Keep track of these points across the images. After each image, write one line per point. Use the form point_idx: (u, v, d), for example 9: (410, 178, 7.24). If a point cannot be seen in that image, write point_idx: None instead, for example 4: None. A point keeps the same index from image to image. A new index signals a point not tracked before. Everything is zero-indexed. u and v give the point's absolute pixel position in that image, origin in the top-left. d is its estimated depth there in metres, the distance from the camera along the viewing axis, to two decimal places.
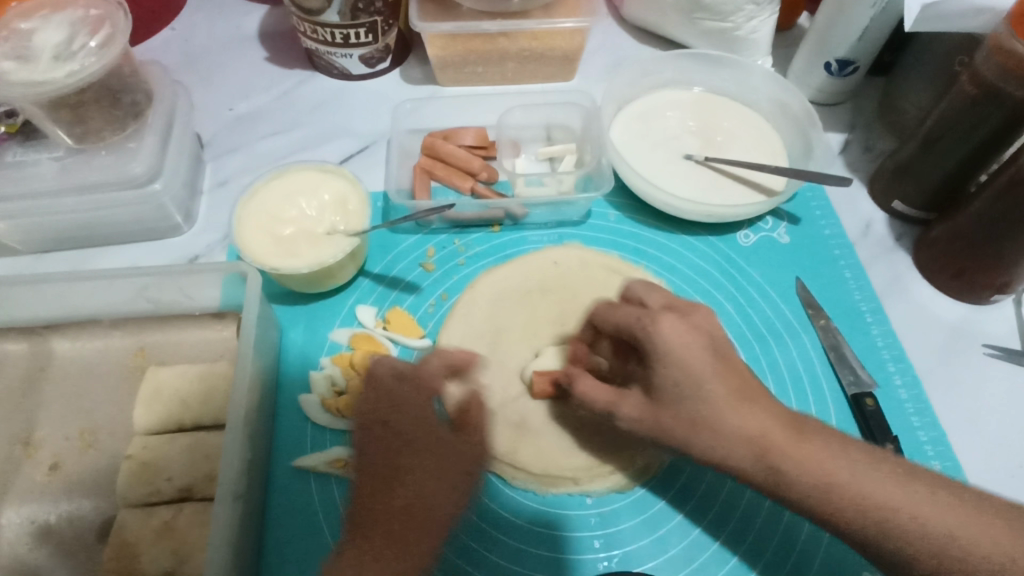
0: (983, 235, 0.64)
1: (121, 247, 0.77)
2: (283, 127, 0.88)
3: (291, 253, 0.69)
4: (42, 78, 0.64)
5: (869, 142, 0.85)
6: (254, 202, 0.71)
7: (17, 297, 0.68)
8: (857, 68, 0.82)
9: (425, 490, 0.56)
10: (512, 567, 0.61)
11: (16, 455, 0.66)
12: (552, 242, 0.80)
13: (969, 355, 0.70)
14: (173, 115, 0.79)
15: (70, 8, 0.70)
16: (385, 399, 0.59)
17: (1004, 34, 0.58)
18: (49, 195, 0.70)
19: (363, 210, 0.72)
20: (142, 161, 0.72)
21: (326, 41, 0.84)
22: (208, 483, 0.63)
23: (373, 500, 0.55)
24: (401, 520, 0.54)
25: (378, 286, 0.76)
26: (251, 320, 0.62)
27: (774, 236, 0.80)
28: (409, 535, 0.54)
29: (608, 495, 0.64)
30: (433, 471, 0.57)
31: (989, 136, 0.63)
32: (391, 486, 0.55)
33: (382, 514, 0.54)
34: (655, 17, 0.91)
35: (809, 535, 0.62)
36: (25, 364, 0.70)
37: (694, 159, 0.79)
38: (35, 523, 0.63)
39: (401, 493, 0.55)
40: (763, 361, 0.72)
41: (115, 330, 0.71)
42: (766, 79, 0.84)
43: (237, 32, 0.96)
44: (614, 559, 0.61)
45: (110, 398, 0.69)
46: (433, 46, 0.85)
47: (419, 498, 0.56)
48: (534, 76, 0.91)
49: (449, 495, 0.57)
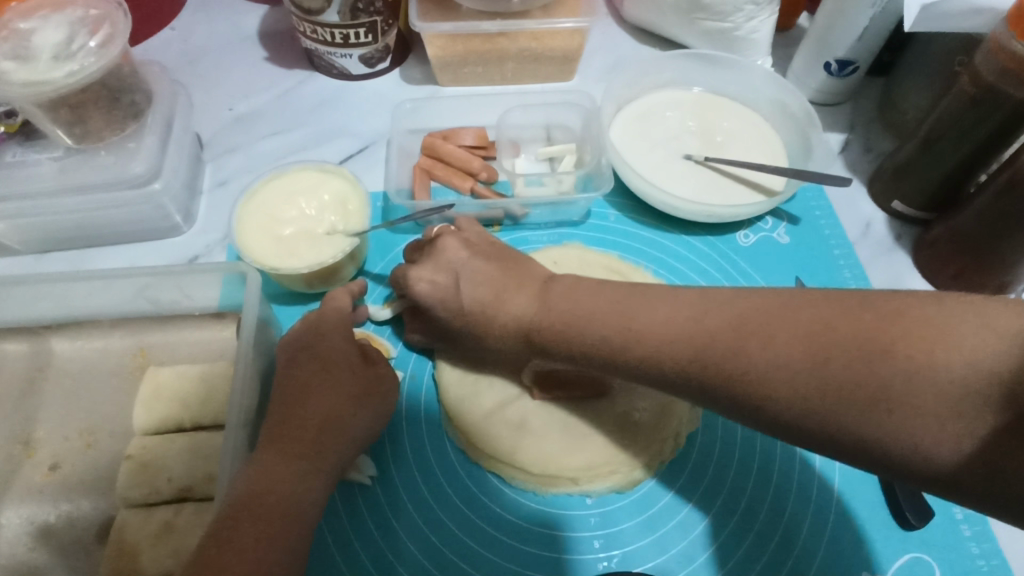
0: (982, 235, 0.65)
1: (121, 246, 0.77)
2: (283, 127, 0.88)
3: (291, 253, 0.69)
4: (41, 78, 0.64)
5: (868, 142, 0.85)
6: (253, 202, 0.71)
7: (16, 297, 0.68)
8: (857, 68, 0.82)
9: (335, 404, 0.57)
10: (512, 567, 0.61)
11: (16, 455, 0.66)
12: (552, 242, 0.80)
13: None
14: (173, 115, 0.79)
15: (70, 8, 0.69)
16: (308, 331, 0.61)
17: (1005, 34, 0.58)
18: (49, 194, 0.70)
19: (363, 210, 0.72)
20: (142, 161, 0.72)
21: (326, 41, 0.84)
22: (207, 483, 0.63)
23: (279, 414, 0.56)
24: (309, 430, 0.54)
25: (378, 286, 0.76)
26: (251, 319, 0.62)
27: (774, 236, 0.80)
28: (314, 442, 0.54)
29: (608, 495, 0.64)
30: (342, 390, 0.58)
31: (989, 136, 0.63)
32: (301, 400, 0.56)
33: (288, 423, 0.55)
34: (655, 18, 0.91)
35: (809, 534, 0.62)
36: (25, 364, 0.70)
37: (694, 159, 0.79)
38: (35, 523, 0.63)
39: (311, 407, 0.56)
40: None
41: (115, 331, 0.71)
42: (766, 80, 0.84)
43: (237, 33, 0.96)
44: (614, 559, 0.61)
45: (110, 398, 0.69)
46: (433, 46, 0.85)
47: (335, 410, 0.57)
48: (534, 76, 0.91)
49: (358, 416, 0.58)
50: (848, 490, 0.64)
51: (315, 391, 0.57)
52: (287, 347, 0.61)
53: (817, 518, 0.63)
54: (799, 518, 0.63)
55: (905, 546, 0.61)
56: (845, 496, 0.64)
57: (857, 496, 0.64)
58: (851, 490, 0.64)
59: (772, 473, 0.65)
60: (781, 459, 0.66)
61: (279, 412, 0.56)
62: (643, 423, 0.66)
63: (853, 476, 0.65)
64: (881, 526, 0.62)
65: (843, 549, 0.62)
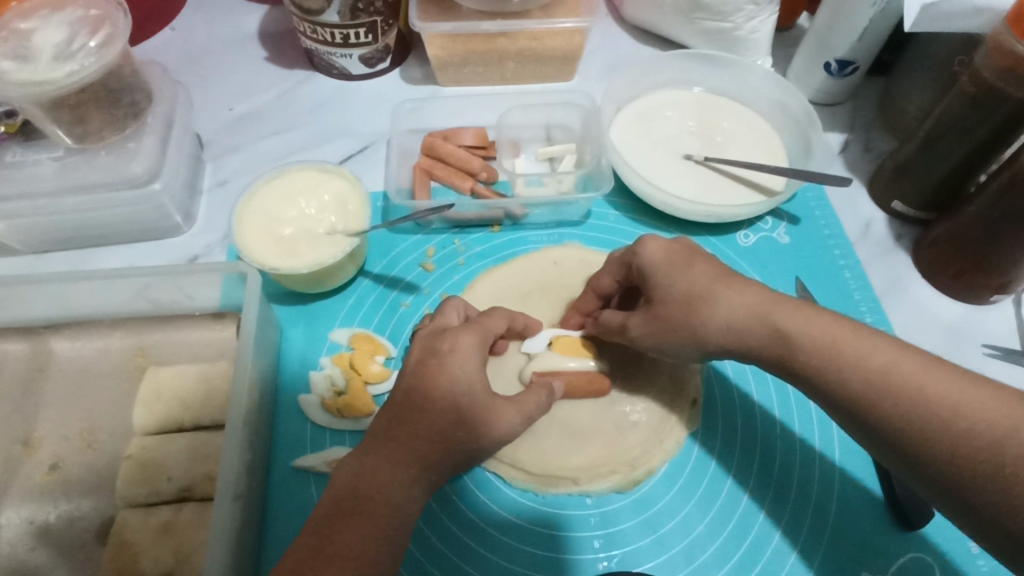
0: (982, 235, 0.65)
1: (121, 247, 0.77)
2: (283, 127, 0.88)
3: (291, 254, 0.69)
4: (42, 78, 0.64)
5: (869, 142, 0.85)
6: (253, 202, 0.71)
7: (17, 297, 0.68)
8: (857, 68, 0.82)
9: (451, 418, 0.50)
10: (512, 567, 0.61)
11: (16, 455, 0.66)
12: (552, 241, 0.80)
13: (969, 353, 0.70)
14: (174, 115, 0.79)
15: (70, 8, 0.69)
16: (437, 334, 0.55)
17: (1004, 34, 0.58)
18: (49, 195, 0.69)
19: (363, 210, 0.72)
20: (142, 161, 0.72)
21: (326, 41, 0.84)
22: (208, 483, 0.63)
23: (392, 419, 0.50)
24: (417, 445, 0.49)
25: (378, 286, 0.76)
26: (251, 319, 0.62)
27: (774, 236, 0.80)
28: (422, 453, 0.49)
29: (608, 495, 0.64)
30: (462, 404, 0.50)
31: (989, 136, 0.63)
32: (419, 404, 0.50)
33: (400, 423, 0.50)
34: (654, 17, 0.91)
35: (807, 544, 0.62)
36: (25, 364, 0.70)
37: (694, 159, 0.79)
38: (35, 523, 0.63)
39: (426, 415, 0.50)
40: (754, 389, 0.70)
41: (115, 330, 0.71)
42: (766, 80, 0.84)
43: (237, 33, 0.96)
44: (614, 559, 0.61)
45: (110, 398, 0.69)
46: (433, 46, 0.85)
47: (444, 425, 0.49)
48: (534, 76, 0.91)
49: (471, 435, 0.50)
50: (849, 510, 0.63)
51: (440, 402, 0.50)
52: (419, 347, 0.54)
53: (817, 526, 0.63)
54: (796, 531, 0.62)
55: (904, 545, 0.61)
56: (845, 516, 0.63)
57: (857, 497, 0.64)
58: (851, 495, 0.64)
59: (770, 484, 0.65)
60: (781, 458, 0.66)
61: (394, 413, 0.51)
62: (641, 424, 0.67)
63: (854, 493, 0.64)
64: (882, 547, 0.61)
65: (843, 556, 0.61)
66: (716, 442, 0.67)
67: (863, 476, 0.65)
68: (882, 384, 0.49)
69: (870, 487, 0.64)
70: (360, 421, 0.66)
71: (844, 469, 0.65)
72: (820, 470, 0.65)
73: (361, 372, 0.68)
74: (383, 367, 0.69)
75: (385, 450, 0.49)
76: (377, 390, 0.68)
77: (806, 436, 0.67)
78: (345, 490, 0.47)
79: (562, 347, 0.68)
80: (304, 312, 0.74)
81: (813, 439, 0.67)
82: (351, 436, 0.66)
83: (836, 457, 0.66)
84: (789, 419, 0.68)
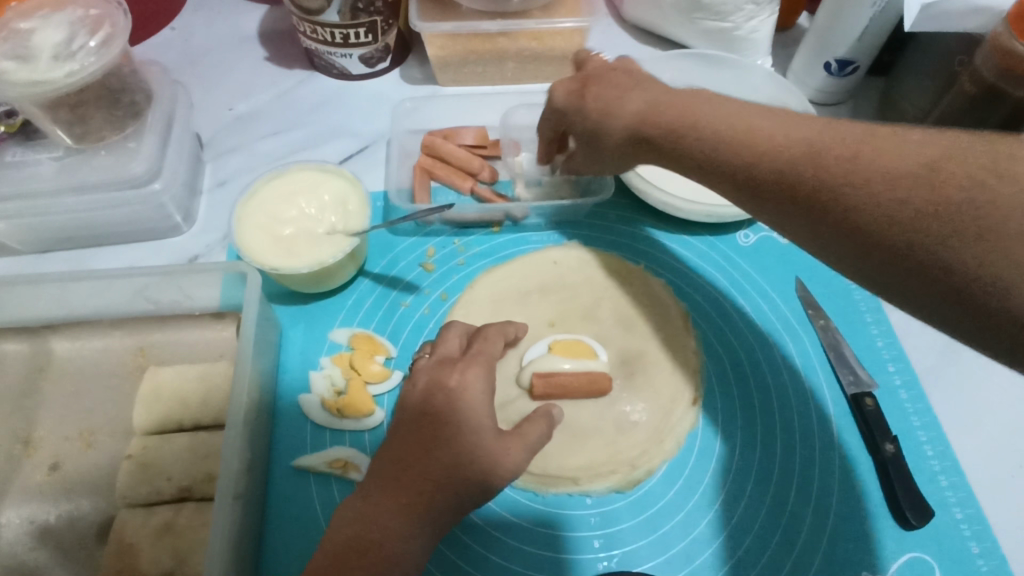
0: None
1: (121, 247, 0.77)
2: (283, 126, 0.88)
3: (292, 254, 0.69)
4: (42, 78, 0.64)
5: None
6: (253, 202, 0.71)
7: (16, 296, 0.68)
8: (857, 68, 0.82)
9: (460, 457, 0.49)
10: (512, 568, 0.61)
11: (16, 455, 0.66)
12: (552, 241, 0.80)
13: (969, 353, 0.71)
14: (173, 115, 0.79)
15: (70, 8, 0.69)
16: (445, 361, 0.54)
17: (1004, 33, 0.58)
18: (49, 194, 0.69)
19: (363, 210, 0.72)
20: (142, 161, 0.71)
21: (326, 41, 0.84)
22: (208, 483, 0.63)
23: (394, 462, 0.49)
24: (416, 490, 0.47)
25: (378, 286, 0.76)
26: (251, 320, 0.62)
27: (774, 236, 0.80)
28: (424, 499, 0.47)
29: (608, 495, 0.64)
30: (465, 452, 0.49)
31: None
32: (423, 446, 0.49)
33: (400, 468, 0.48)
34: (655, 17, 0.91)
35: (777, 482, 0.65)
36: (25, 364, 0.70)
37: None
38: (34, 523, 0.63)
39: (427, 462, 0.48)
40: (755, 397, 0.69)
41: (115, 329, 0.71)
42: (766, 79, 0.84)
43: (237, 33, 0.96)
44: (614, 559, 0.61)
45: (110, 397, 0.69)
46: (433, 46, 0.85)
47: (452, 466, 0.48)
48: (534, 76, 0.91)
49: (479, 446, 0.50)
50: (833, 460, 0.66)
51: (450, 429, 0.50)
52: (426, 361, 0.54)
53: (816, 520, 0.63)
54: (769, 459, 0.66)
55: (905, 546, 0.61)
56: (822, 465, 0.66)
57: (857, 497, 0.64)
58: (852, 495, 0.64)
59: (767, 491, 0.64)
60: (781, 457, 0.66)
61: (395, 457, 0.49)
62: (642, 424, 0.67)
63: (855, 493, 0.64)
64: (850, 499, 0.64)
65: (842, 563, 0.61)
66: (716, 449, 0.66)
67: (864, 475, 0.65)
68: (789, 156, 0.45)
69: (870, 487, 0.64)
70: (361, 421, 0.66)
71: (844, 469, 0.65)
72: (805, 413, 0.68)
73: (361, 372, 0.68)
74: (383, 367, 0.69)
75: (386, 493, 0.47)
76: (377, 390, 0.68)
77: (796, 364, 0.71)
78: (344, 540, 0.46)
79: (561, 351, 0.68)
80: (304, 312, 0.74)
81: (812, 438, 0.67)
82: (351, 436, 0.66)
83: (826, 405, 0.69)
84: (789, 355, 0.72)
